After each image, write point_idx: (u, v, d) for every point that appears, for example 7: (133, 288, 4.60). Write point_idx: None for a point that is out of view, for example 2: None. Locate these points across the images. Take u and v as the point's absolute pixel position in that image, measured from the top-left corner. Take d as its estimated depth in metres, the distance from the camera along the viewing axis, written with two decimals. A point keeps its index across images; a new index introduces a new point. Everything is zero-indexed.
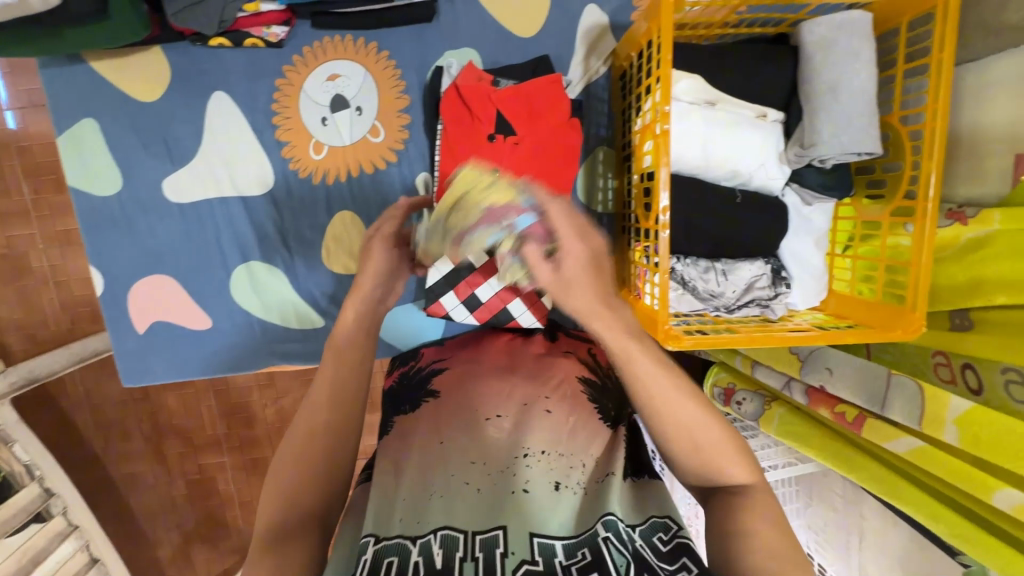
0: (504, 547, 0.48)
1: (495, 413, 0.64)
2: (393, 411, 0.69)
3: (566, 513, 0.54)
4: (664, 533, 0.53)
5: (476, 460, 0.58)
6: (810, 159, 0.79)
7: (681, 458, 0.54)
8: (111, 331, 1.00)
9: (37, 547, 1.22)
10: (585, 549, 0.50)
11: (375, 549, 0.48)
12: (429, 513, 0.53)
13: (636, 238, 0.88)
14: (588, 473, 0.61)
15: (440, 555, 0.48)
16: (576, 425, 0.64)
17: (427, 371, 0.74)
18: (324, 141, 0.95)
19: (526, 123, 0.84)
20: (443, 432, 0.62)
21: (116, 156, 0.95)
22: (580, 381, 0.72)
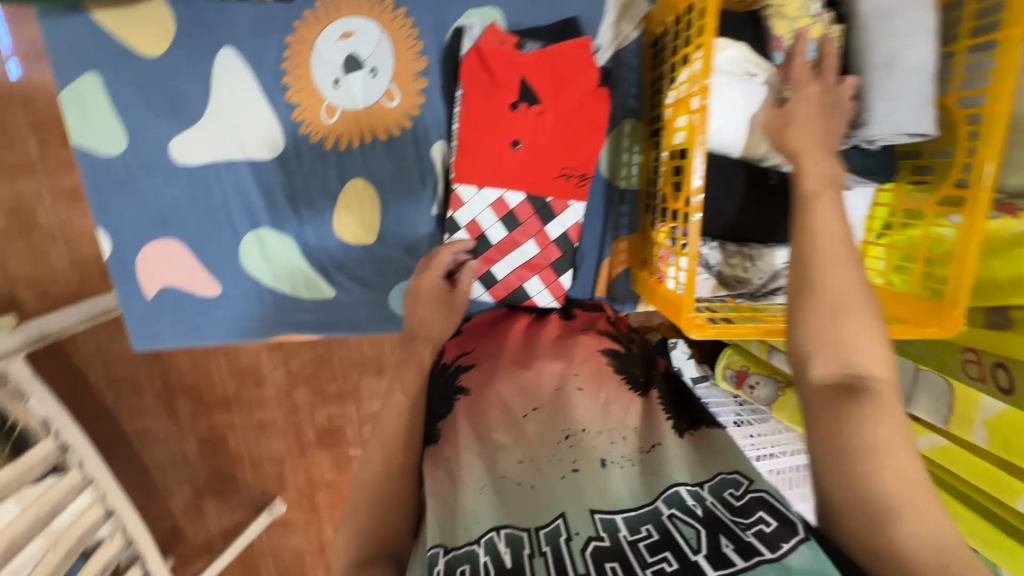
0: (567, 532, 0.48)
1: (530, 408, 0.62)
2: (429, 417, 0.67)
3: (622, 483, 0.54)
4: (735, 488, 0.53)
5: (523, 459, 0.57)
6: (855, 141, 0.74)
7: (823, 313, 0.54)
8: (119, 294, 0.98)
9: (53, 500, 1.25)
10: (649, 524, 0.49)
11: (447, 560, 0.48)
12: (482, 510, 0.52)
13: (661, 218, 0.84)
14: (631, 444, 0.60)
15: (508, 555, 0.47)
16: (609, 401, 0.64)
17: (454, 369, 0.72)
18: (337, 104, 0.91)
19: (552, 93, 0.80)
20: (479, 428, 0.62)
21: (120, 114, 0.91)
22: (603, 353, 0.71)
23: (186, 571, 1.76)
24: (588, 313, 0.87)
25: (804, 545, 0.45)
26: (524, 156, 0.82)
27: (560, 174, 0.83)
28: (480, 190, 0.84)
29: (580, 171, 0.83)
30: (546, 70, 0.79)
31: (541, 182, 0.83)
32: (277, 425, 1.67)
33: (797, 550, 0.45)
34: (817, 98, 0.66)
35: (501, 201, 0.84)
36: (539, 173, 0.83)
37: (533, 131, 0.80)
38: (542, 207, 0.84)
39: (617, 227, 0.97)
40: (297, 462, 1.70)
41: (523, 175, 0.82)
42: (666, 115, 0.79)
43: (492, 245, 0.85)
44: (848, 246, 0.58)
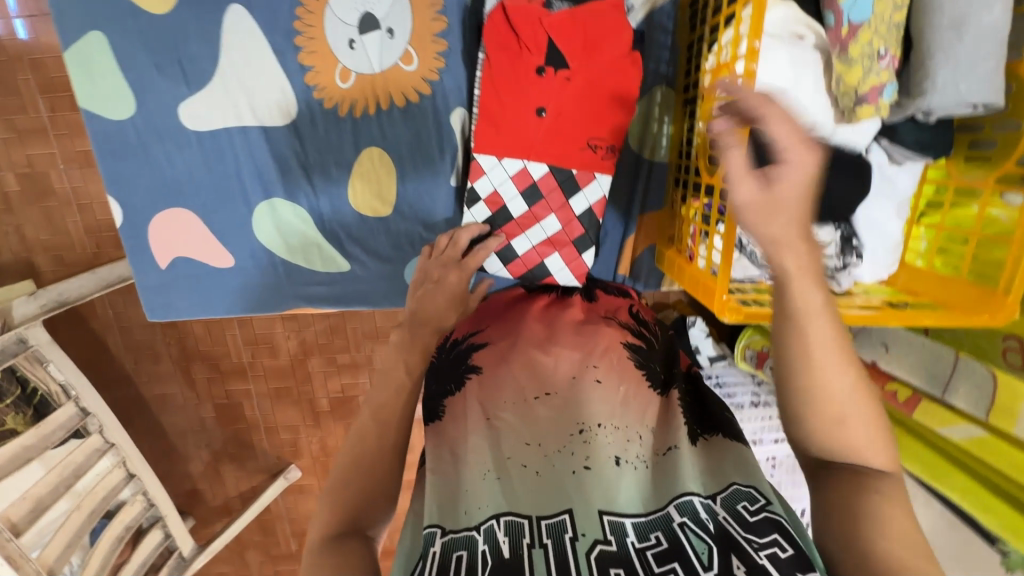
0: (573, 531, 0.47)
1: (543, 392, 0.61)
2: (438, 392, 0.66)
3: (631, 487, 0.52)
4: (749, 502, 0.49)
5: (530, 442, 0.56)
6: (912, 112, 0.68)
7: (818, 423, 0.50)
8: (133, 263, 0.96)
9: (75, 463, 1.27)
10: (659, 531, 0.48)
11: (443, 541, 0.47)
12: (487, 496, 0.51)
13: (692, 193, 0.80)
14: (647, 444, 0.58)
15: (506, 544, 0.46)
16: (628, 396, 0.61)
17: (466, 346, 0.70)
18: (352, 68, 0.86)
19: (582, 56, 0.74)
20: (488, 407, 0.61)
21: (128, 76, 0.87)
22: (626, 347, 0.68)
23: (206, 531, 1.82)
24: (611, 298, 0.82)
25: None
26: (550, 125, 0.77)
27: (586, 145, 0.78)
28: (501, 160, 0.79)
29: (609, 142, 0.79)
30: (577, 31, 0.74)
31: (566, 154, 0.79)
32: (291, 394, 1.69)
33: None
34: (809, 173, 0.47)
35: (523, 172, 0.80)
36: (564, 144, 0.78)
37: (560, 97, 0.75)
38: (566, 180, 0.80)
39: (643, 202, 0.92)
40: (311, 430, 1.72)
41: (549, 145, 0.78)
42: (703, 82, 0.74)
43: (513, 218, 0.82)
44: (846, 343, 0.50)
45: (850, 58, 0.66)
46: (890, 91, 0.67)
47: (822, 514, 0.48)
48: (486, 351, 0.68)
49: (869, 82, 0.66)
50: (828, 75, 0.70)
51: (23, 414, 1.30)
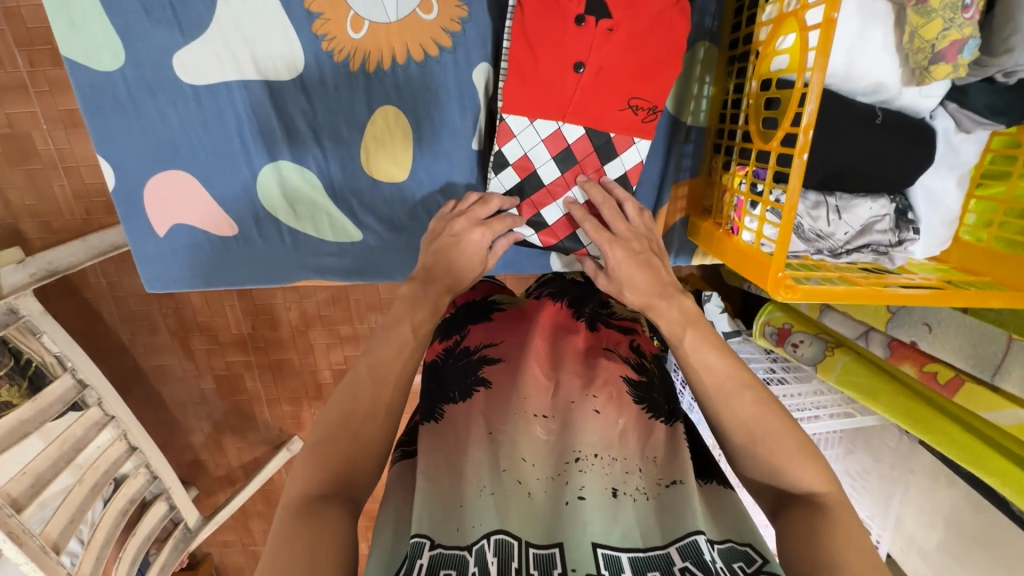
0: (563, 566, 0.44)
1: (542, 411, 0.58)
2: (436, 397, 0.63)
3: (630, 524, 0.49)
4: (745, 564, 0.47)
5: (526, 458, 0.54)
6: (992, 73, 0.62)
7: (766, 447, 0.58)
8: (128, 230, 0.90)
9: (75, 437, 1.23)
10: (657, 572, 0.45)
11: (430, 554, 0.44)
12: (482, 513, 0.49)
13: (738, 160, 0.74)
14: (649, 475, 0.55)
15: (496, 565, 0.43)
16: (626, 429, 0.58)
17: (476, 357, 0.66)
18: (365, 16, 0.78)
19: (625, 5, 0.68)
20: (492, 422, 0.57)
21: (115, 22, 0.78)
22: (625, 381, 0.64)
23: (210, 500, 1.81)
24: (615, 332, 0.75)
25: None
26: (588, 82, 0.71)
27: (627, 105, 0.73)
28: (533, 122, 0.74)
29: (650, 103, 0.73)
30: None
31: (604, 114, 0.74)
32: (293, 365, 1.65)
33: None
34: (625, 256, 0.67)
35: (557, 134, 0.74)
36: (603, 103, 0.73)
37: (601, 51, 0.69)
38: (604, 144, 0.75)
39: (678, 170, 0.86)
40: (314, 402, 1.69)
41: (586, 104, 0.72)
42: (758, 35, 0.68)
43: (544, 184, 0.77)
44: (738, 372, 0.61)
45: (928, 9, 0.59)
46: (972, 47, 0.59)
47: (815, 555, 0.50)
48: (498, 366, 0.64)
49: (949, 36, 0.59)
50: (899, 29, 0.64)
51: (18, 387, 1.25)
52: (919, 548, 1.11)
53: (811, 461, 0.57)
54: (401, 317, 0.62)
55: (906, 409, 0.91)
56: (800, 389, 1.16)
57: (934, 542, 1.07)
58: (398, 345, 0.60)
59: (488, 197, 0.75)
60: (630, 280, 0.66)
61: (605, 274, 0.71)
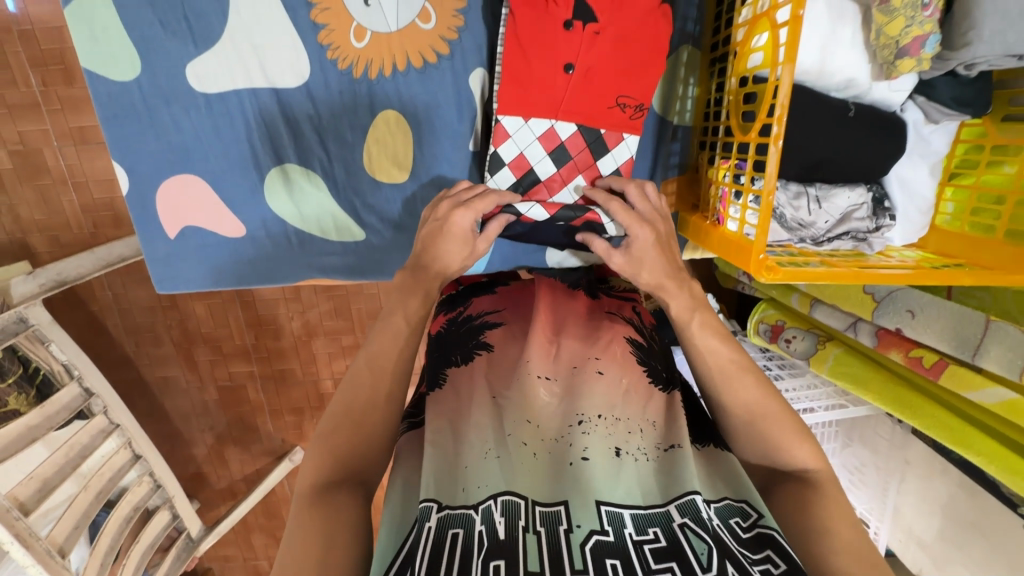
0: (568, 522, 0.47)
1: (546, 373, 0.60)
2: (440, 361, 0.66)
3: (630, 481, 0.52)
4: (741, 518, 0.51)
5: (530, 420, 0.56)
6: (954, 66, 0.67)
7: (759, 430, 0.60)
8: (139, 233, 0.93)
9: (81, 445, 1.25)
10: (657, 527, 0.48)
11: (439, 516, 0.46)
12: (487, 474, 0.50)
13: (721, 154, 0.78)
14: (649, 438, 0.57)
15: (504, 525, 0.46)
16: (630, 387, 0.61)
17: (479, 323, 0.71)
18: (367, 26, 0.83)
19: (611, 8, 0.73)
20: (495, 388, 0.60)
21: (133, 35, 0.83)
22: (629, 342, 0.67)
23: (211, 513, 1.82)
24: (615, 298, 0.80)
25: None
26: (578, 83, 0.76)
27: (616, 102, 0.78)
28: (527, 121, 0.78)
29: (636, 101, 0.78)
30: None
31: (595, 113, 0.78)
32: (296, 375, 1.67)
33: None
34: (652, 238, 0.69)
35: (550, 132, 0.79)
36: (593, 101, 0.77)
37: (589, 52, 0.74)
38: (595, 140, 0.80)
39: (667, 167, 0.90)
40: (316, 413, 1.71)
41: (577, 102, 0.77)
42: (735, 36, 0.72)
43: (540, 181, 0.81)
44: (739, 354, 0.64)
45: (891, 8, 0.63)
46: (934, 42, 0.64)
47: (803, 528, 0.53)
48: (496, 331, 0.69)
49: (912, 33, 0.63)
50: (866, 28, 0.69)
51: (25, 395, 1.27)
52: (918, 540, 1.12)
53: (802, 437, 0.60)
54: (396, 308, 0.66)
55: (893, 396, 0.93)
56: (793, 384, 1.18)
57: (933, 530, 1.08)
58: (392, 334, 0.64)
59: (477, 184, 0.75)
60: (645, 260, 0.69)
61: (620, 252, 0.70)
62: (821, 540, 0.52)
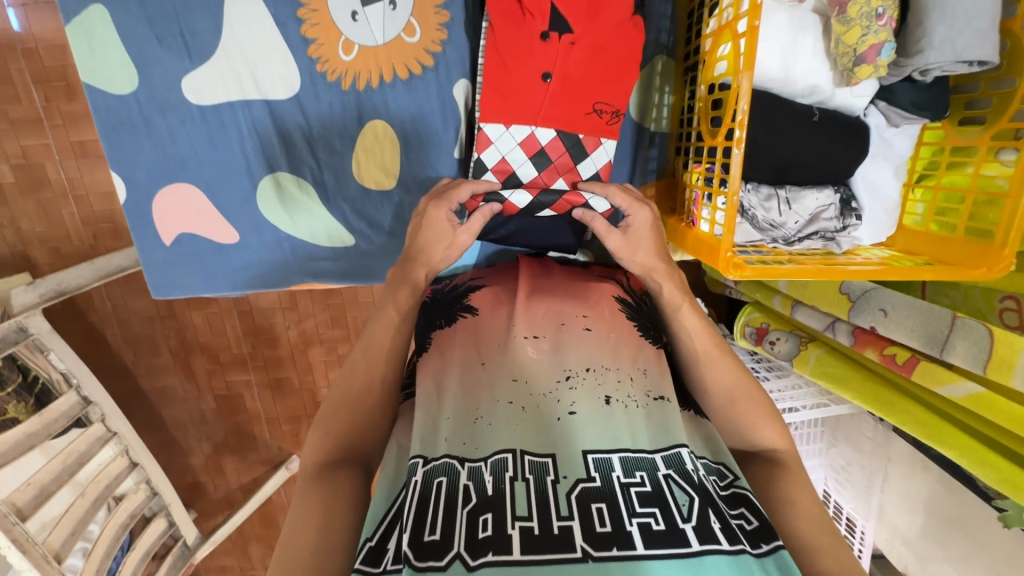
0: (555, 473, 0.47)
1: (532, 333, 0.60)
2: (426, 327, 0.67)
3: (620, 427, 0.52)
4: (719, 478, 0.53)
5: (517, 378, 0.56)
6: (909, 72, 0.70)
7: (732, 415, 0.64)
8: (137, 241, 0.97)
9: (78, 452, 1.27)
10: (644, 472, 0.49)
11: (424, 471, 0.48)
12: (475, 437, 0.51)
13: (694, 158, 0.82)
14: (638, 385, 0.57)
15: (491, 482, 0.47)
16: (619, 340, 0.62)
17: (464, 288, 0.72)
18: (355, 40, 0.86)
19: (585, 20, 0.76)
20: (486, 353, 0.60)
21: (130, 51, 0.86)
22: (618, 301, 0.69)
23: (209, 522, 1.82)
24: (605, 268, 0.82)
25: (780, 551, 0.46)
26: (555, 91, 0.79)
27: (592, 109, 0.81)
28: (508, 128, 0.81)
29: (613, 107, 0.82)
30: None
31: (573, 118, 0.81)
32: (292, 383, 1.69)
33: (773, 554, 0.45)
34: (649, 220, 0.75)
35: (531, 138, 0.81)
36: (571, 108, 0.81)
37: (565, 62, 0.78)
38: (574, 145, 0.83)
39: (645, 173, 0.93)
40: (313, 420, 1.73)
41: (555, 110, 0.80)
42: (703, 46, 0.76)
43: (523, 183, 0.84)
44: (716, 339, 0.68)
45: (847, 19, 0.67)
46: (889, 49, 0.67)
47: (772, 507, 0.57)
48: (482, 293, 0.70)
49: (867, 41, 0.67)
50: (827, 37, 0.72)
51: (24, 403, 1.30)
52: (902, 537, 1.13)
53: (772, 423, 0.63)
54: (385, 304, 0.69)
55: (872, 395, 0.95)
56: (778, 384, 1.20)
57: (916, 528, 1.09)
58: (384, 323, 0.67)
59: (452, 184, 0.77)
60: (641, 243, 0.74)
61: (620, 231, 0.74)
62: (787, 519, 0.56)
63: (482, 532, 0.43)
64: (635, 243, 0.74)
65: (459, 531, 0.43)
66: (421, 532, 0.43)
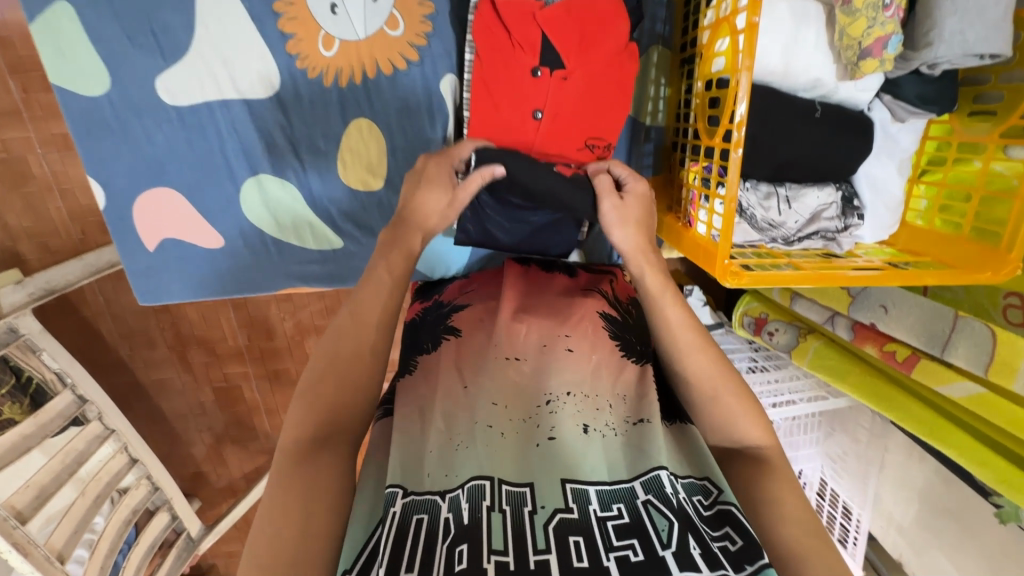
0: (532, 503, 0.47)
1: (515, 354, 0.60)
2: (413, 349, 0.66)
3: (596, 457, 0.51)
4: (703, 496, 0.52)
5: (497, 402, 0.55)
6: (916, 66, 0.66)
7: None
8: (119, 247, 0.94)
9: (77, 450, 1.27)
10: (621, 504, 0.48)
11: (404, 502, 0.47)
12: (457, 465, 0.50)
13: (690, 156, 0.79)
14: (617, 412, 0.57)
15: (468, 511, 0.45)
16: (600, 363, 0.60)
17: (447, 308, 0.71)
18: (335, 34, 0.82)
19: (577, 53, 0.74)
20: (468, 377, 0.59)
21: (100, 49, 0.82)
22: (602, 316, 0.68)
23: (213, 510, 1.84)
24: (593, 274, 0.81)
25: (765, 571, 0.44)
26: (547, 128, 0.77)
27: (585, 145, 0.80)
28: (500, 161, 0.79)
29: (604, 142, 0.80)
30: (573, 26, 0.73)
31: (566, 154, 0.79)
32: (290, 373, 1.69)
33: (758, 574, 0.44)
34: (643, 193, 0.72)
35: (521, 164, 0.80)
36: (564, 144, 0.79)
37: (556, 98, 0.75)
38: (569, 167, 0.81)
39: (640, 167, 0.89)
40: None
41: (547, 147, 0.78)
42: (700, 38, 0.72)
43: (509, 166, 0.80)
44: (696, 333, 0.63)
45: (853, 10, 0.63)
46: (895, 43, 0.64)
47: None
48: (466, 313, 0.68)
49: (873, 34, 0.63)
50: (831, 29, 0.68)
51: (20, 404, 1.28)
52: (896, 523, 1.15)
53: None
54: None
55: (870, 388, 0.95)
56: (777, 375, 1.20)
57: (910, 517, 1.10)
58: (375, 286, 0.61)
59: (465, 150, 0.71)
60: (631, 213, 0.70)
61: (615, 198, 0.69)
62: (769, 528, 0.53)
63: (458, 565, 0.41)
64: (629, 214, 0.69)
65: (437, 565, 0.41)
66: (397, 569, 0.41)
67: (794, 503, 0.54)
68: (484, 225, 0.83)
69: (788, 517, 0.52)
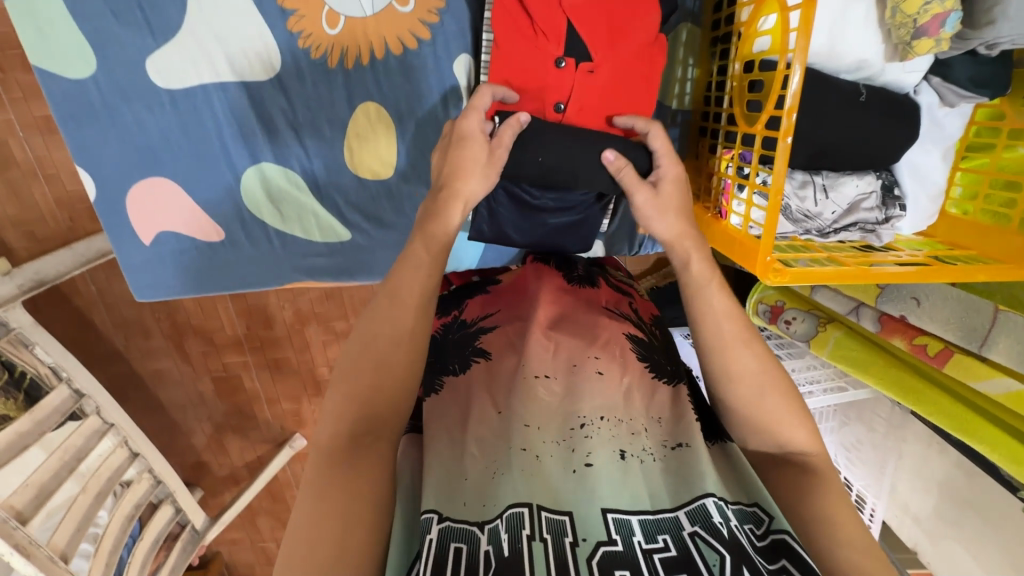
0: (574, 534, 0.44)
1: (544, 371, 0.56)
2: (437, 369, 0.62)
3: (637, 484, 0.49)
4: (755, 525, 0.48)
5: (530, 423, 0.51)
6: (974, 46, 0.62)
7: None
8: (113, 241, 0.89)
9: (77, 446, 1.22)
10: (667, 535, 0.45)
11: (439, 529, 0.43)
12: (492, 492, 0.47)
13: (723, 143, 0.74)
14: (654, 437, 0.54)
15: (508, 541, 0.42)
16: (631, 387, 0.57)
17: (473, 328, 0.66)
18: (340, 11, 0.76)
19: (605, 45, 0.69)
20: (499, 401, 0.55)
21: (83, 26, 0.76)
22: (629, 339, 0.64)
23: (216, 500, 1.82)
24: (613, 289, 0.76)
25: None
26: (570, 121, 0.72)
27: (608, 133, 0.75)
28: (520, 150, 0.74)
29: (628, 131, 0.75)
30: (601, 19, 0.68)
31: None
32: (291, 363, 1.65)
33: None
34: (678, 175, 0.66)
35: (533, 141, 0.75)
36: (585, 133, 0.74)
37: (581, 91, 0.70)
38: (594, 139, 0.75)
39: None
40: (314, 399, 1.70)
41: None
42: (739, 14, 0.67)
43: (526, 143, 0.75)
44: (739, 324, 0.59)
45: None
46: (954, 20, 0.59)
47: None
48: (495, 335, 0.64)
49: (931, 10, 0.58)
50: (881, 5, 0.64)
51: (13, 400, 1.23)
52: (913, 514, 1.14)
53: None
54: None
55: (897, 382, 0.92)
56: (795, 364, 1.17)
57: (928, 509, 1.10)
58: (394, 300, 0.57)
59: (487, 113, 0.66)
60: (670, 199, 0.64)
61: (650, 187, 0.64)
62: (821, 548, 0.50)
63: None
64: (668, 203, 0.64)
65: None
66: None
67: (848, 522, 0.51)
68: (500, 227, 0.79)
69: (840, 537, 0.50)
